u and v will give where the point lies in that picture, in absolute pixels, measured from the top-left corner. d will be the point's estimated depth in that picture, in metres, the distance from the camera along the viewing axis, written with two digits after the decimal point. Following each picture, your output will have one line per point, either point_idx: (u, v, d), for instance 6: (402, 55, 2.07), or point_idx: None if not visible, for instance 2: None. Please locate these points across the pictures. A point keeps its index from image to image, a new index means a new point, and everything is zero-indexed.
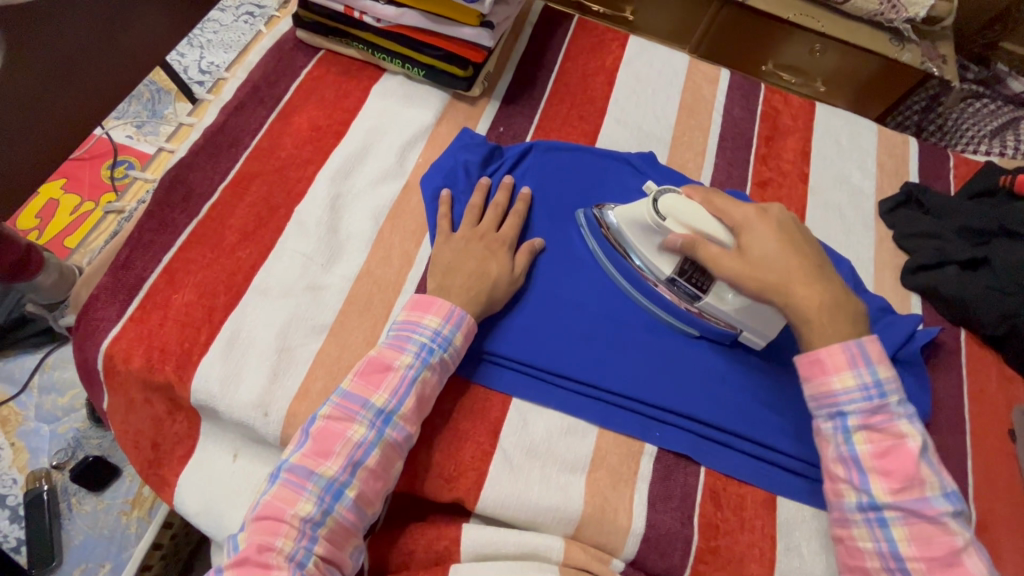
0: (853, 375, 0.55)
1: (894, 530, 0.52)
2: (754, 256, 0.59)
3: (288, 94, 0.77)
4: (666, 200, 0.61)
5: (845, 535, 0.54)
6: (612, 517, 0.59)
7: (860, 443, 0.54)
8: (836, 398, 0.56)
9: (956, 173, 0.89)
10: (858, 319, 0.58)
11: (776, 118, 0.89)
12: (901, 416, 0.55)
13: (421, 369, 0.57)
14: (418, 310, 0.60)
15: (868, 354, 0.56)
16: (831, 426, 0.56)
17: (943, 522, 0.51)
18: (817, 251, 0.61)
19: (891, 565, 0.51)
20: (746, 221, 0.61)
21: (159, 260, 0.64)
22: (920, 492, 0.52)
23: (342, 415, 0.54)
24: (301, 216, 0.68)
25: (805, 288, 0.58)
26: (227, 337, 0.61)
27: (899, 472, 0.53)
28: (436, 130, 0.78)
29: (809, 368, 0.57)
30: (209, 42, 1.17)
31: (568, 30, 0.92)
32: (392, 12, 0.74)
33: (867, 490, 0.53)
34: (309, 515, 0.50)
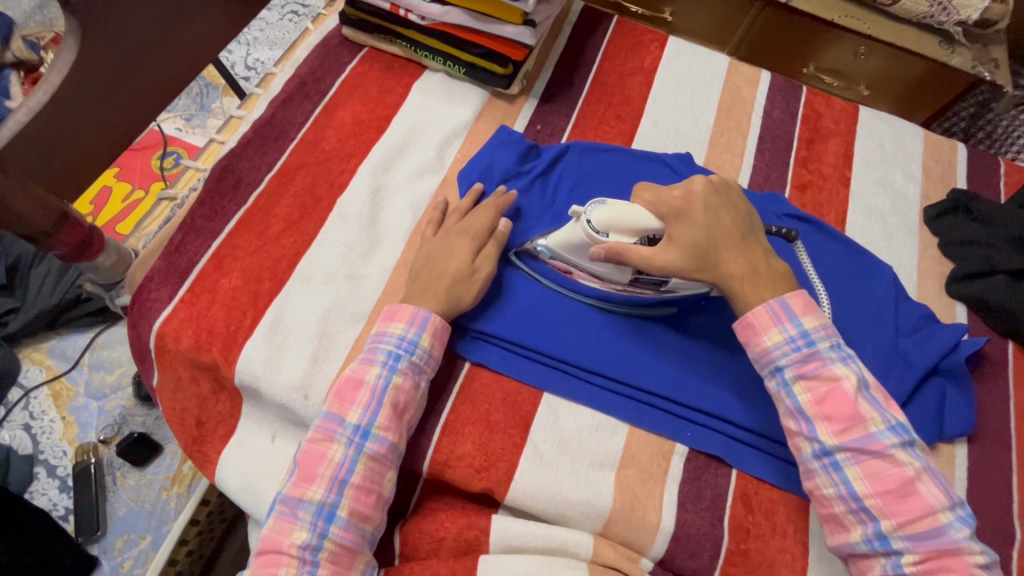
0: (780, 330, 0.56)
1: (849, 471, 0.52)
2: (683, 241, 0.58)
3: (333, 89, 0.79)
4: (599, 215, 0.59)
5: (811, 487, 0.54)
6: (642, 515, 0.59)
7: (800, 394, 0.55)
8: (771, 355, 0.57)
9: (1007, 181, 0.86)
10: (781, 277, 0.59)
11: (817, 121, 0.87)
12: (834, 360, 0.55)
13: (390, 378, 0.57)
14: (384, 321, 0.60)
15: (791, 307, 0.57)
16: (775, 384, 0.57)
17: (890, 454, 0.52)
18: (744, 217, 0.61)
19: (853, 506, 0.52)
20: (673, 208, 0.59)
21: (209, 245, 0.66)
22: (863, 429, 0.53)
23: (322, 436, 0.55)
24: (344, 207, 0.70)
25: (732, 262, 0.58)
26: (271, 321, 0.63)
27: (840, 415, 0.53)
28: (475, 127, 0.80)
29: (743, 332, 0.58)
30: (255, 39, 1.21)
31: (607, 30, 0.92)
32: (437, 10, 0.75)
33: (816, 438, 0.54)
34: (306, 542, 0.51)
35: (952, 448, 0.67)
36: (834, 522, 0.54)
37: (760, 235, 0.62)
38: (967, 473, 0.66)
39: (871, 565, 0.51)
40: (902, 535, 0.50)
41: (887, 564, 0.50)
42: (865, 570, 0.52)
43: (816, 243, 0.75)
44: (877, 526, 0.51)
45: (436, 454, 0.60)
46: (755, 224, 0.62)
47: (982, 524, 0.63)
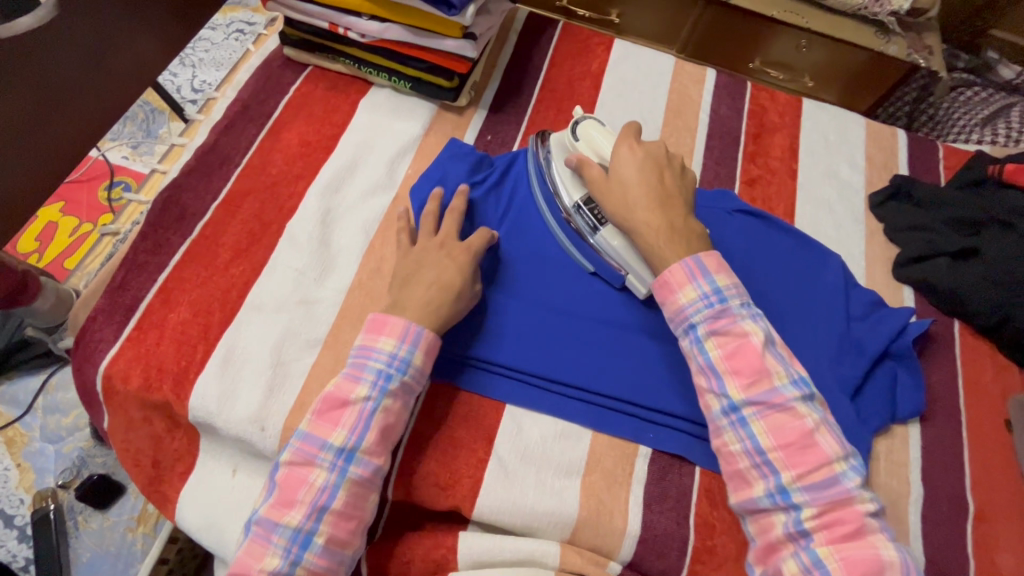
0: (695, 287, 0.57)
1: (754, 425, 0.53)
2: (618, 174, 0.63)
3: (277, 111, 0.78)
4: (583, 127, 0.68)
5: (719, 444, 0.55)
6: (608, 519, 0.59)
7: (712, 350, 0.56)
8: (685, 312, 0.57)
9: (946, 164, 0.89)
10: (696, 237, 0.61)
11: (762, 115, 0.89)
12: (744, 317, 0.56)
13: (380, 400, 0.56)
14: (371, 336, 0.59)
15: (706, 265, 0.58)
16: (688, 341, 0.58)
17: (792, 408, 0.53)
18: (683, 185, 0.65)
19: (757, 460, 0.52)
20: (624, 145, 0.65)
21: (154, 280, 0.65)
22: (768, 383, 0.54)
23: (303, 459, 0.54)
24: (293, 231, 0.70)
25: (647, 212, 0.61)
26: (223, 354, 0.62)
27: (747, 370, 0.54)
28: (424, 141, 0.79)
29: (661, 291, 0.59)
30: (201, 61, 1.19)
31: (553, 36, 0.93)
32: (375, 28, 0.74)
33: (724, 393, 0.55)
34: (277, 569, 0.51)
35: (905, 428, 0.69)
36: (738, 478, 0.54)
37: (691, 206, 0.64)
38: (920, 452, 0.68)
39: (772, 520, 0.52)
40: (801, 486, 0.50)
41: (787, 518, 0.51)
42: (765, 527, 0.52)
43: (770, 237, 0.77)
44: (778, 479, 0.51)
45: (401, 475, 0.60)
46: (689, 196, 0.64)
47: (937, 501, 0.66)
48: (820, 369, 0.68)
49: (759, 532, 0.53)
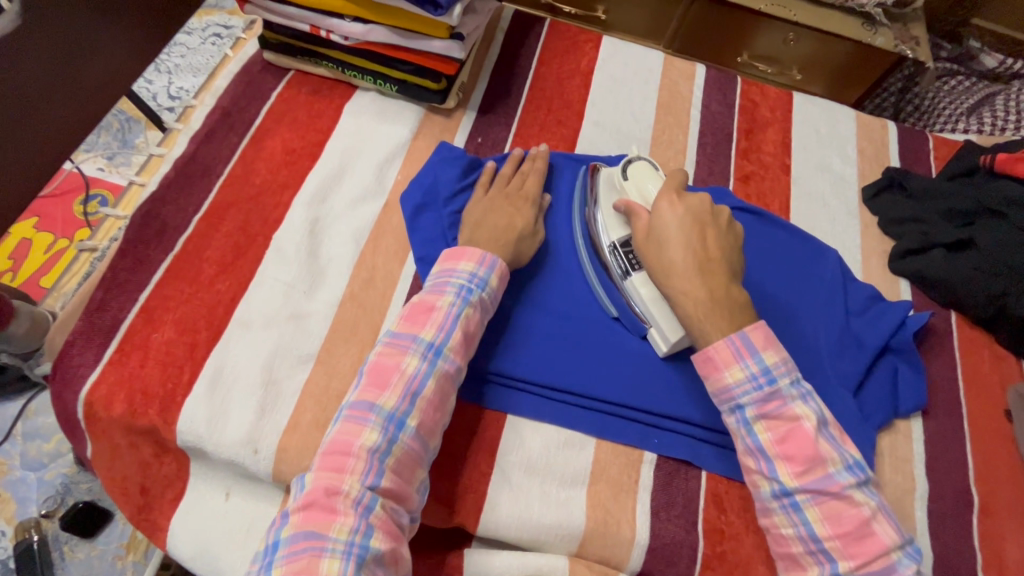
0: (741, 368, 0.54)
1: (808, 513, 0.51)
2: (657, 232, 0.60)
3: (259, 118, 0.76)
4: (637, 168, 0.67)
5: (769, 524, 0.54)
6: (616, 529, 0.58)
7: (761, 433, 0.54)
8: (731, 393, 0.55)
9: (936, 154, 0.89)
10: (741, 309, 0.57)
11: (754, 111, 0.89)
12: (795, 398, 0.53)
13: (464, 308, 0.58)
14: (450, 260, 0.61)
15: (753, 342, 0.55)
16: (734, 420, 0.56)
17: (848, 496, 0.51)
18: (729, 249, 0.60)
19: (812, 548, 0.51)
20: (670, 202, 0.61)
21: (135, 299, 0.62)
22: (822, 470, 0.51)
23: (395, 350, 0.55)
24: (280, 243, 0.67)
25: (685, 279, 0.57)
26: (211, 374, 0.59)
27: (800, 456, 0.52)
28: (413, 145, 0.77)
29: (703, 367, 0.56)
30: (176, 67, 1.15)
31: (540, 34, 0.91)
32: (358, 29, 0.71)
33: (775, 478, 0.53)
34: (375, 444, 0.50)
35: (908, 423, 0.69)
36: (791, 560, 0.53)
37: (737, 272, 0.59)
38: (924, 446, 0.68)
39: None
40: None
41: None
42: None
43: (766, 232, 0.76)
44: (834, 568, 0.50)
45: None
46: (736, 263, 0.60)
47: (942, 495, 0.65)
48: (822, 366, 0.68)
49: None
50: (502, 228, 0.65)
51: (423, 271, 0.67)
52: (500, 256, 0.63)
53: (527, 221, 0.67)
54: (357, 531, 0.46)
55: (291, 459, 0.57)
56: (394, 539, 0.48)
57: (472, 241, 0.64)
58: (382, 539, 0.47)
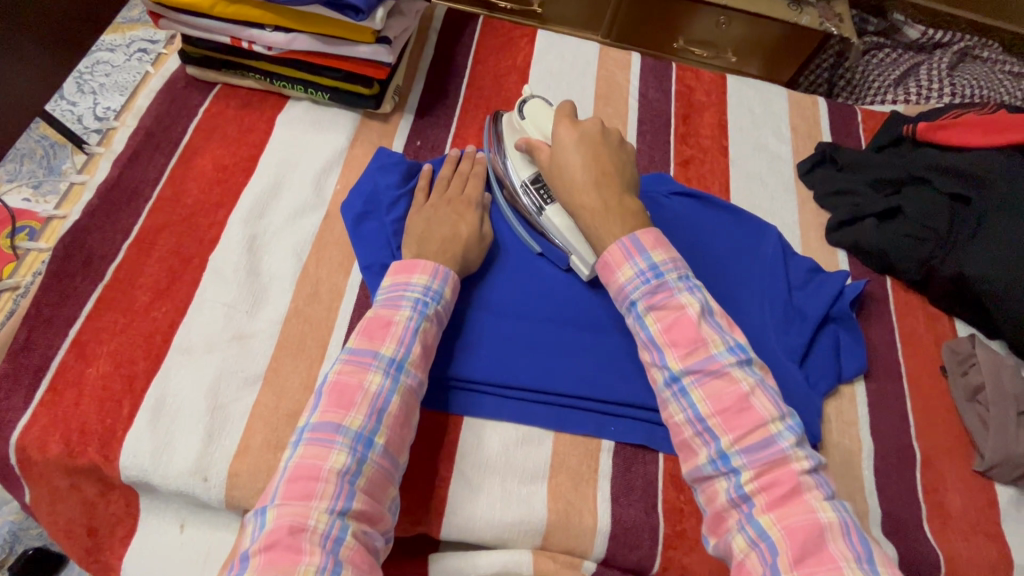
0: (631, 264, 0.57)
1: (693, 395, 0.52)
2: (557, 157, 0.63)
3: (186, 136, 0.73)
4: (530, 107, 0.69)
5: (665, 415, 0.55)
6: (578, 519, 0.59)
7: (651, 324, 0.56)
8: (624, 290, 0.57)
9: (865, 127, 0.93)
10: (634, 215, 0.60)
11: (690, 96, 0.90)
12: (681, 290, 0.56)
13: (421, 320, 0.58)
14: (403, 273, 0.60)
15: (642, 242, 0.58)
16: (631, 318, 0.58)
17: (729, 374, 0.52)
18: (620, 162, 0.64)
19: (698, 428, 0.52)
20: (561, 128, 0.64)
21: (65, 334, 0.60)
22: (705, 351, 0.53)
23: (354, 369, 0.54)
24: (217, 263, 0.65)
25: (583, 195, 0.61)
26: (153, 405, 0.57)
27: (684, 340, 0.54)
28: (351, 153, 0.76)
29: (603, 272, 0.60)
30: (101, 86, 1.10)
31: (474, 32, 0.91)
32: (281, 39, 0.70)
33: (664, 365, 0.54)
34: (345, 467, 0.49)
35: (852, 388, 0.72)
36: (685, 447, 0.53)
37: (630, 181, 0.63)
38: (867, 408, 0.71)
39: (716, 489, 0.51)
40: (739, 451, 0.49)
41: (729, 485, 0.50)
42: (711, 495, 0.51)
43: (709, 211, 0.78)
44: (718, 445, 0.51)
45: None
46: (628, 174, 0.64)
47: (887, 452, 0.68)
48: (767, 341, 0.70)
49: (705, 499, 0.52)
50: (446, 235, 0.65)
51: (369, 280, 0.66)
52: (451, 267, 0.63)
53: (472, 226, 0.67)
54: (325, 569, 0.44)
55: (243, 484, 0.56)
56: (369, 566, 0.47)
57: (420, 254, 0.63)
58: (357, 568, 0.46)
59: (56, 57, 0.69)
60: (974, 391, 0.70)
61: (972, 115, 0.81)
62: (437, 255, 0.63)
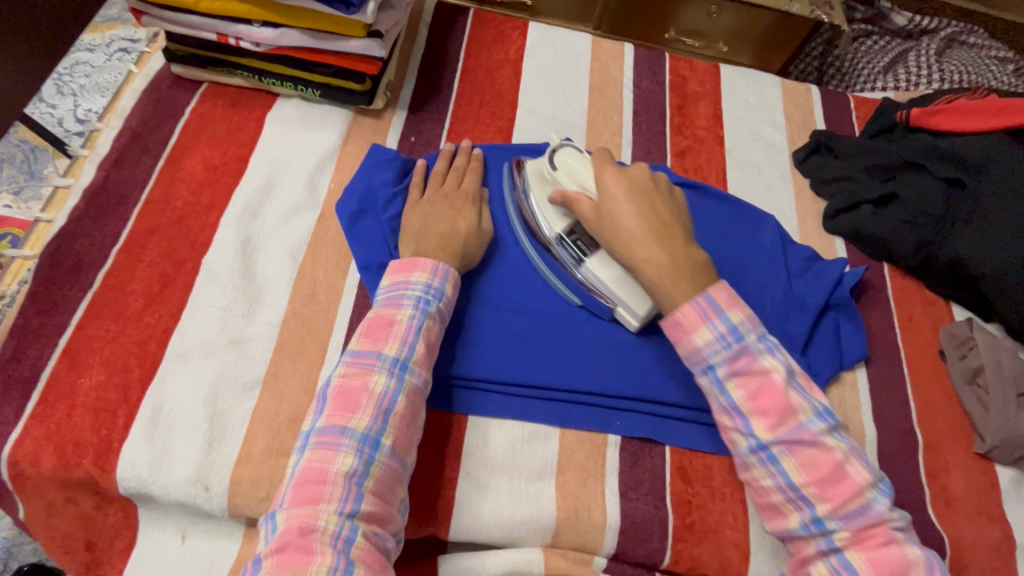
0: (710, 328, 0.55)
1: (784, 463, 0.53)
2: (608, 211, 0.61)
3: (173, 136, 0.71)
4: (561, 155, 0.67)
5: (749, 477, 0.55)
6: (587, 515, 0.59)
7: (734, 390, 0.55)
8: (702, 354, 0.56)
9: (858, 114, 0.93)
10: (702, 269, 0.58)
11: (684, 86, 0.90)
12: (762, 352, 0.55)
13: (424, 319, 0.57)
14: (403, 272, 0.59)
15: (718, 303, 0.56)
16: (707, 380, 0.56)
17: (821, 442, 0.52)
18: (675, 211, 0.62)
19: (791, 495, 0.53)
20: (607, 179, 0.62)
21: (54, 344, 0.58)
22: (795, 419, 0.53)
23: (358, 371, 0.53)
24: (211, 267, 0.64)
25: (646, 251, 0.58)
26: (150, 414, 0.56)
27: (773, 408, 0.53)
28: (344, 151, 0.74)
29: (672, 331, 0.57)
30: (81, 88, 1.07)
31: (465, 25, 0.89)
32: (269, 34, 0.68)
33: (751, 433, 0.54)
34: (352, 469, 0.49)
35: (853, 374, 0.72)
36: (772, 508, 0.54)
37: (689, 231, 0.61)
38: (869, 394, 0.71)
39: (806, 546, 0.52)
40: (837, 519, 0.51)
41: (822, 545, 0.52)
42: (801, 553, 0.53)
43: (708, 201, 0.78)
44: (813, 512, 0.52)
45: None
46: (684, 223, 0.61)
47: (890, 437, 0.69)
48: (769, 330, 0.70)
49: (795, 554, 0.54)
50: (445, 231, 0.64)
51: (367, 280, 0.65)
52: (451, 264, 0.62)
53: (470, 222, 0.66)
54: (337, 569, 0.44)
55: (246, 491, 0.55)
56: (381, 567, 0.46)
57: (419, 252, 0.62)
58: (369, 569, 0.45)
59: (33, 56, 0.66)
60: (973, 374, 0.71)
61: (964, 100, 0.82)
62: (437, 254, 0.62)
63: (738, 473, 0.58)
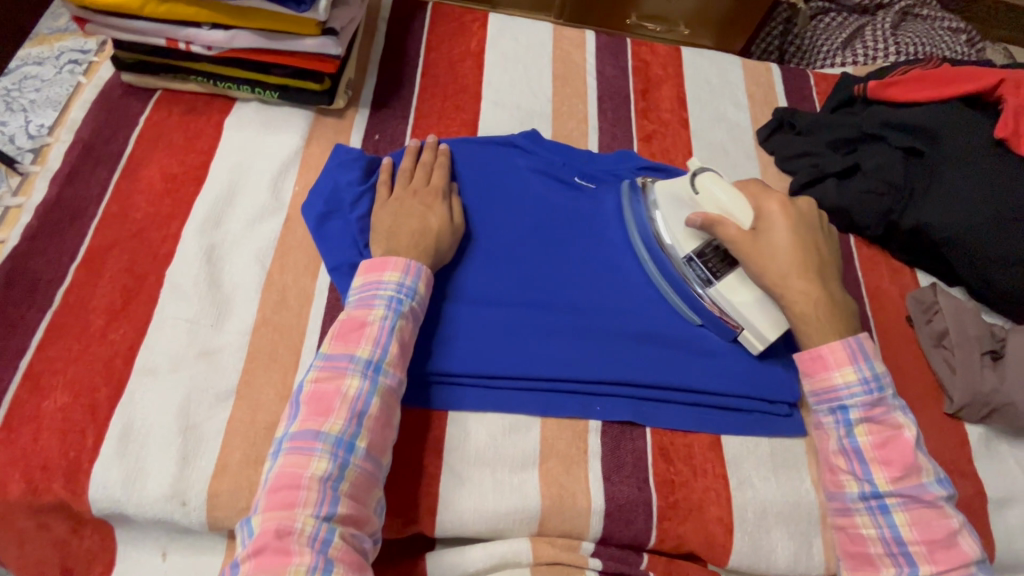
0: (854, 370, 0.59)
1: (896, 516, 0.56)
2: (768, 243, 0.64)
3: (128, 147, 0.69)
4: (703, 179, 0.66)
5: (846, 523, 0.58)
6: (572, 502, 0.59)
7: (862, 435, 0.58)
8: (839, 393, 0.60)
9: (818, 90, 0.94)
10: (849, 313, 0.63)
11: (647, 70, 0.90)
12: (897, 409, 0.59)
13: (396, 319, 0.56)
14: (374, 271, 0.59)
15: (866, 351, 0.60)
16: (832, 420, 0.60)
17: (939, 506, 0.56)
18: (827, 251, 0.66)
19: (894, 549, 0.55)
20: (770, 212, 0.65)
21: (15, 367, 0.56)
22: (917, 479, 0.56)
23: (330, 374, 0.53)
24: (175, 278, 0.62)
25: (803, 286, 0.62)
26: (120, 432, 0.55)
27: (898, 461, 0.57)
28: (307, 152, 0.73)
29: (809, 365, 0.61)
30: (32, 102, 0.97)
31: (424, 19, 0.88)
32: (220, 37, 0.66)
33: (869, 480, 0.57)
34: (326, 473, 0.48)
35: None
36: (862, 559, 0.57)
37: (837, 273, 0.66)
38: None
39: None
40: None
41: None
42: None
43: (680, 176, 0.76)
44: (913, 570, 0.54)
45: None
46: (834, 264, 0.66)
47: None
48: None
49: None
50: (417, 229, 0.63)
51: (338, 282, 0.64)
52: (424, 262, 0.61)
53: (443, 216, 0.65)
54: (316, 568, 0.44)
55: (225, 504, 0.54)
56: (359, 567, 0.46)
57: (392, 250, 0.61)
58: (346, 570, 0.45)
59: None
60: (939, 337, 0.73)
61: (917, 71, 0.84)
62: (409, 250, 0.61)
63: (831, 519, 0.60)
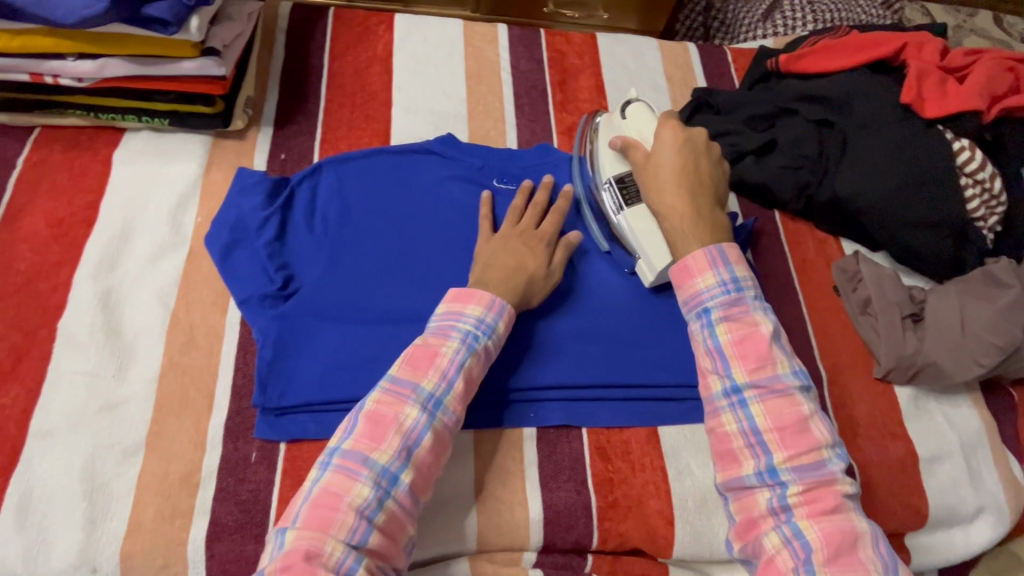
0: (714, 274, 0.57)
1: (753, 408, 0.53)
2: (657, 162, 0.63)
3: (6, 193, 0.65)
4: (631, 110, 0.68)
5: (714, 424, 0.54)
6: (509, 515, 0.58)
7: (722, 333, 0.55)
8: (700, 296, 0.57)
9: (735, 66, 0.94)
10: (721, 232, 0.60)
11: (563, 61, 0.88)
12: (756, 308, 0.56)
13: (467, 356, 0.54)
14: (458, 300, 0.57)
15: (727, 255, 0.58)
16: (698, 325, 0.57)
17: (791, 395, 0.53)
18: (718, 177, 0.64)
19: (752, 440, 0.52)
20: (666, 135, 0.64)
21: None
22: (772, 369, 0.53)
23: (393, 399, 0.50)
24: (68, 330, 0.59)
25: (676, 203, 0.60)
26: (18, 502, 0.51)
27: (754, 355, 0.54)
28: (207, 180, 0.69)
29: (678, 275, 0.59)
30: None
31: (326, 27, 0.84)
32: (89, 67, 0.62)
33: (728, 375, 0.54)
34: (366, 502, 0.46)
35: None
36: (728, 457, 0.53)
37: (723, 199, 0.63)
38: None
39: (755, 499, 0.51)
40: (790, 467, 0.51)
41: (771, 496, 0.51)
42: (745, 505, 0.52)
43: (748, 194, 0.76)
44: (769, 459, 0.51)
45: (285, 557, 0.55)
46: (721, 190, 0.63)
47: None
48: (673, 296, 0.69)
49: (738, 510, 0.52)
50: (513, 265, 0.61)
51: (249, 315, 0.61)
52: (510, 298, 0.59)
53: (543, 250, 0.64)
54: None
55: (139, 564, 0.51)
56: None
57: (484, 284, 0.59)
58: None
59: None
60: (864, 304, 0.74)
61: (825, 40, 0.84)
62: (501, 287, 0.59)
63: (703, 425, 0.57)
